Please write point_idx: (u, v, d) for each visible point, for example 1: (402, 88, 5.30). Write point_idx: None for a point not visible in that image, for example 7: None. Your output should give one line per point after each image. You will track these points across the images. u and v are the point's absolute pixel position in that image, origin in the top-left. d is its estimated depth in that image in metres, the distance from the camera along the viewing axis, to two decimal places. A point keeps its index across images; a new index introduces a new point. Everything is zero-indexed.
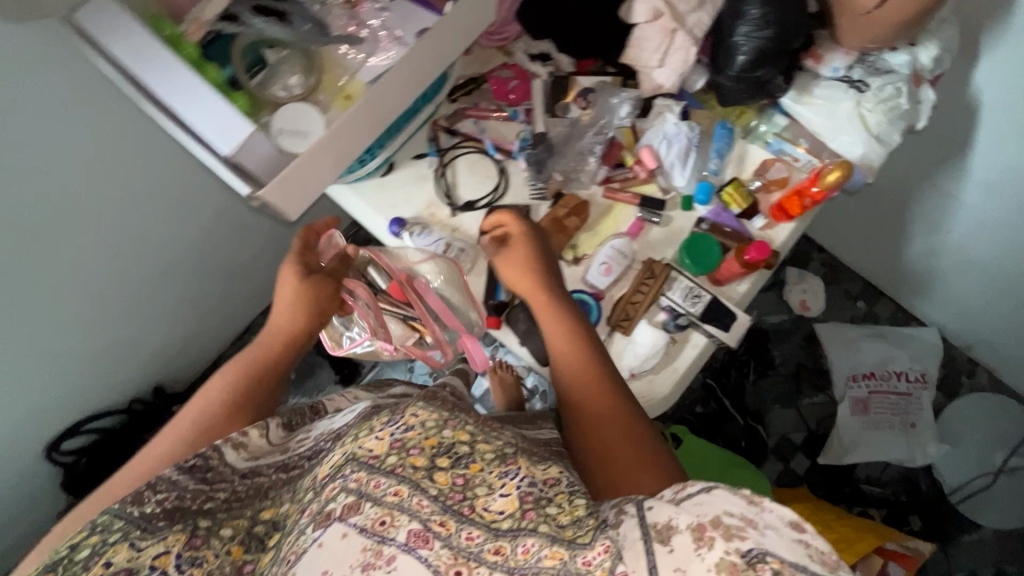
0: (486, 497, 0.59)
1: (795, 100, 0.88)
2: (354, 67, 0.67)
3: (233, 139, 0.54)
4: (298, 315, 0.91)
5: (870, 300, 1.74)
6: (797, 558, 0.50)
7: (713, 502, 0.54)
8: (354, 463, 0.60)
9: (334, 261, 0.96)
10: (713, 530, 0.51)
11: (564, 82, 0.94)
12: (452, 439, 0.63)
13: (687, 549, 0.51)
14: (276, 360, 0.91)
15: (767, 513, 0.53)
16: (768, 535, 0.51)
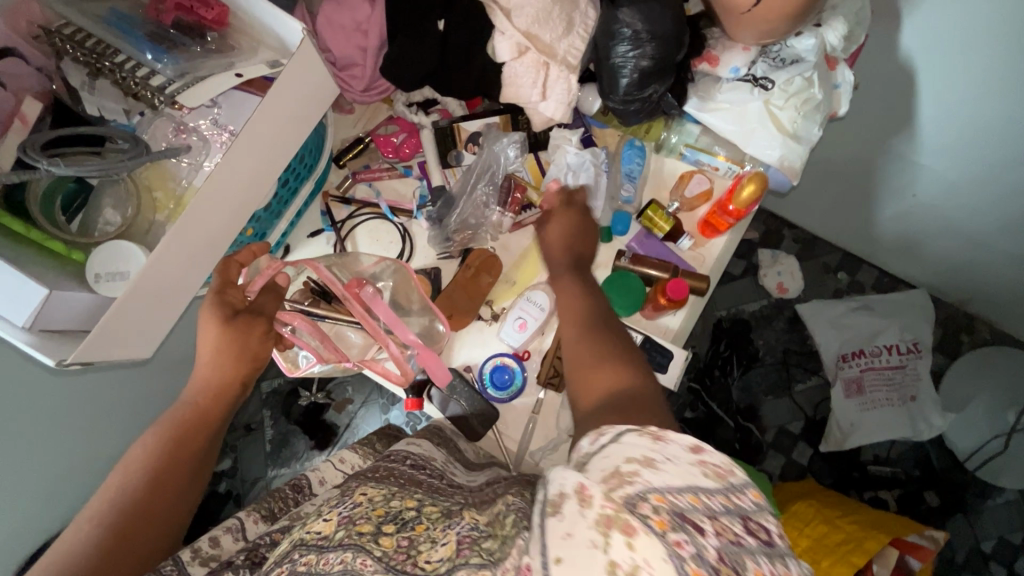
0: (428, 551, 0.49)
1: (700, 108, 0.80)
2: (189, 178, 0.62)
3: (29, 305, 0.48)
4: (230, 363, 0.71)
5: (851, 270, 1.65)
6: (683, 482, 0.39)
7: (617, 450, 0.42)
8: (300, 547, 0.52)
9: (265, 292, 0.76)
10: (593, 485, 0.38)
11: (450, 131, 0.87)
12: (399, 507, 0.56)
13: (573, 512, 0.37)
14: (200, 431, 0.70)
15: (668, 446, 0.41)
16: (662, 471, 0.39)
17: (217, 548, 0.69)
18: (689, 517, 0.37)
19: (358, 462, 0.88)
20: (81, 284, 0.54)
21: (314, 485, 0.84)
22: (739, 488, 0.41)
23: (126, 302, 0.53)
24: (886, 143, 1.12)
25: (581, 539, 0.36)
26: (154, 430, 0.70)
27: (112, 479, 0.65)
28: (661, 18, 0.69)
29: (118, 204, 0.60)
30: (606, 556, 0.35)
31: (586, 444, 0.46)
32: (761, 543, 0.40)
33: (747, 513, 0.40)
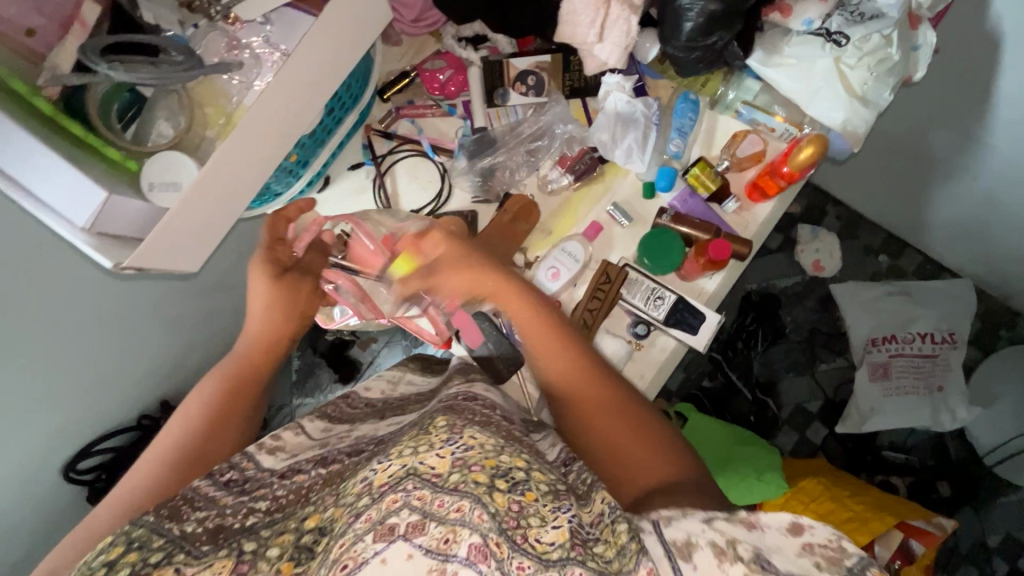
0: (538, 528, 0.52)
1: (763, 62, 0.75)
2: (239, 96, 0.62)
3: (89, 210, 0.50)
4: (279, 318, 0.80)
5: (894, 254, 1.59)
6: (801, 567, 0.47)
7: (717, 529, 0.50)
8: (412, 479, 0.55)
9: (314, 250, 0.81)
10: (738, 564, 0.46)
11: (498, 68, 0.84)
12: (510, 463, 0.57)
13: (711, 564, 0.47)
14: (246, 382, 0.79)
15: (768, 533, 0.51)
16: (777, 556, 0.48)
17: (280, 440, 0.71)
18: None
19: (398, 377, 0.88)
20: (135, 192, 0.55)
21: (361, 392, 0.83)
22: (860, 571, 0.46)
23: (178, 213, 0.54)
24: (958, 119, 1.05)
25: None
26: (205, 383, 0.78)
27: (174, 427, 0.74)
28: None
29: (171, 117, 0.61)
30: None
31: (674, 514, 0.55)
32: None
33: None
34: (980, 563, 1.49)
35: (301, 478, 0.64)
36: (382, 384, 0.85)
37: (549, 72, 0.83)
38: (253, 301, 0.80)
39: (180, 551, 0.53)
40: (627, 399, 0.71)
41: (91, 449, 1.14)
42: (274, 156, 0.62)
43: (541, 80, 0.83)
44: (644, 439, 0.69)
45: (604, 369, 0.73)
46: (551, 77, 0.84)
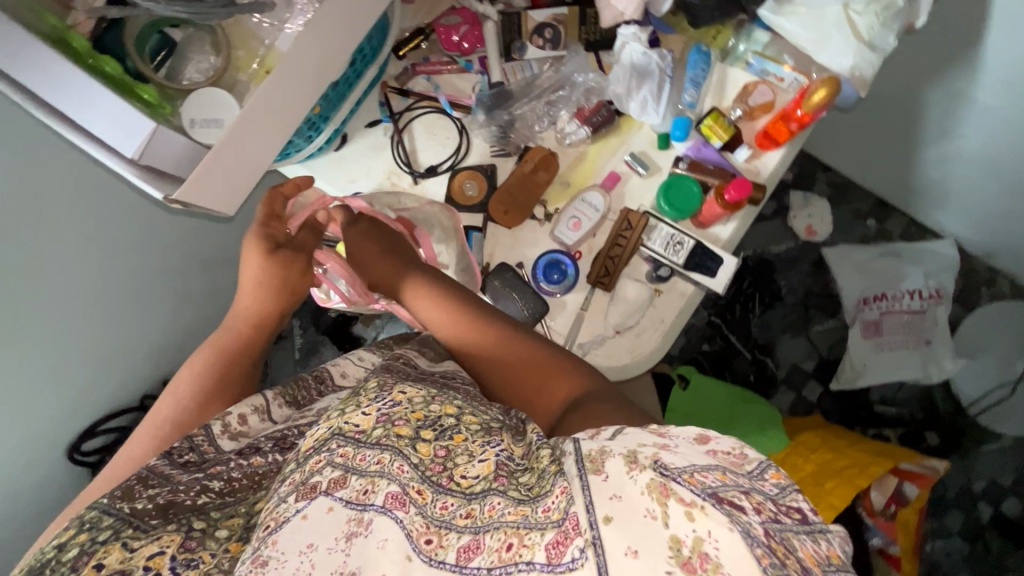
0: (465, 465, 0.53)
1: (772, 12, 0.79)
2: (273, 39, 0.62)
3: (136, 140, 0.50)
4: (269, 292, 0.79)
5: (882, 217, 1.65)
6: (707, 463, 0.47)
7: (630, 438, 0.50)
8: (338, 437, 0.54)
9: (307, 228, 0.83)
10: (646, 471, 0.45)
11: (518, 20, 0.85)
12: (438, 412, 0.58)
13: (620, 473, 0.46)
14: (237, 358, 0.77)
15: (676, 439, 0.50)
16: (679, 452, 0.47)
17: (246, 424, 0.65)
18: (724, 496, 0.44)
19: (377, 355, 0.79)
20: (178, 128, 0.55)
21: (336, 377, 0.75)
22: (759, 474, 0.48)
23: (223, 148, 0.54)
24: (946, 76, 1.10)
25: (637, 506, 0.44)
26: (192, 363, 0.76)
27: (167, 398, 0.73)
28: None
29: (203, 58, 0.61)
30: (665, 525, 0.43)
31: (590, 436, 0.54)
32: (799, 523, 0.45)
33: (774, 497, 0.46)
34: (966, 509, 1.56)
35: (259, 458, 0.59)
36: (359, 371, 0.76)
37: (566, 24, 0.85)
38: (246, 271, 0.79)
39: (132, 525, 0.52)
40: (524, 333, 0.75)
41: (96, 429, 1.14)
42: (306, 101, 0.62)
43: (558, 32, 0.85)
44: (553, 363, 0.72)
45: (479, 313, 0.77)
46: (568, 29, 0.86)
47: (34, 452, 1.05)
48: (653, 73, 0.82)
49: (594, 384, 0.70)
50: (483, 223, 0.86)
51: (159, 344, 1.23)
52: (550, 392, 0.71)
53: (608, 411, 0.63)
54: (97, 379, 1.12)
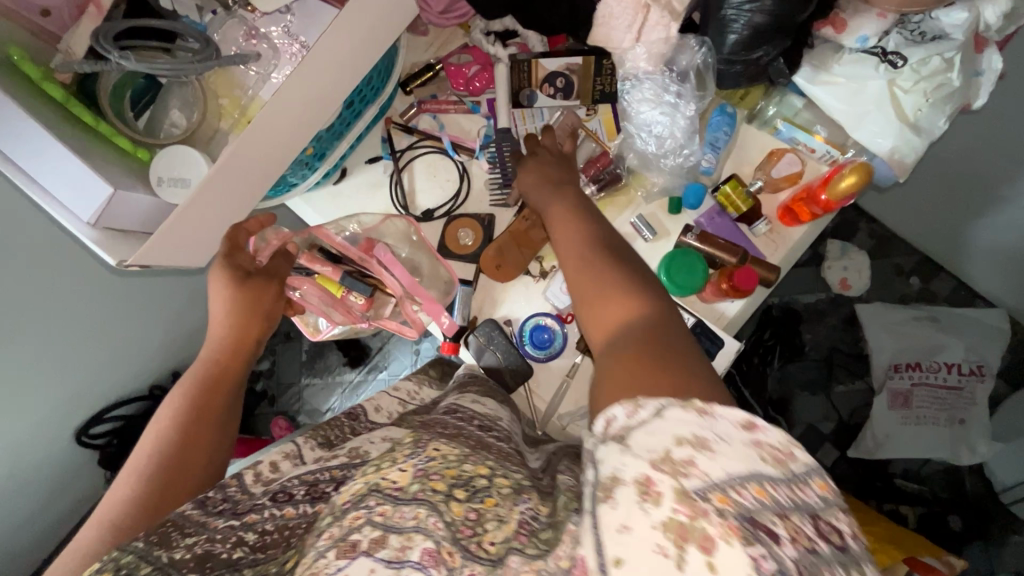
0: (493, 531, 0.47)
1: (809, 80, 0.71)
2: (256, 89, 0.60)
3: (93, 204, 0.48)
4: (244, 318, 0.70)
5: (926, 276, 1.52)
6: (744, 471, 0.35)
7: (663, 428, 0.38)
8: (376, 494, 0.49)
9: (278, 256, 0.76)
10: (663, 478, 0.35)
11: (527, 67, 0.80)
12: (471, 470, 0.51)
13: (631, 503, 0.36)
14: (223, 389, 0.66)
15: (716, 424, 0.38)
16: (719, 456, 0.36)
17: (278, 472, 0.63)
18: (759, 521, 0.34)
19: (414, 392, 0.84)
20: (144, 184, 0.54)
21: (370, 413, 0.77)
22: (803, 479, 0.38)
23: (189, 210, 0.52)
24: (1014, 147, 0.98)
25: (646, 539, 0.35)
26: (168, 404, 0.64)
27: (144, 442, 0.60)
28: None
29: (184, 107, 0.59)
30: (678, 569, 0.34)
31: (625, 417, 0.41)
32: (836, 549, 0.36)
33: (816, 510, 0.37)
34: None
35: (291, 507, 0.54)
36: (392, 406, 0.80)
37: (580, 74, 0.79)
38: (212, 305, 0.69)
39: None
40: (612, 271, 0.58)
41: (103, 417, 1.20)
42: (282, 154, 0.59)
43: (570, 82, 0.80)
44: (618, 288, 0.56)
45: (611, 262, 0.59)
46: (581, 80, 0.80)
47: (39, 437, 1.10)
48: (667, 149, 0.76)
49: (652, 313, 0.53)
50: (474, 275, 0.83)
51: (167, 342, 1.25)
52: (603, 304, 0.55)
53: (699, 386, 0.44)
54: (102, 377, 1.14)
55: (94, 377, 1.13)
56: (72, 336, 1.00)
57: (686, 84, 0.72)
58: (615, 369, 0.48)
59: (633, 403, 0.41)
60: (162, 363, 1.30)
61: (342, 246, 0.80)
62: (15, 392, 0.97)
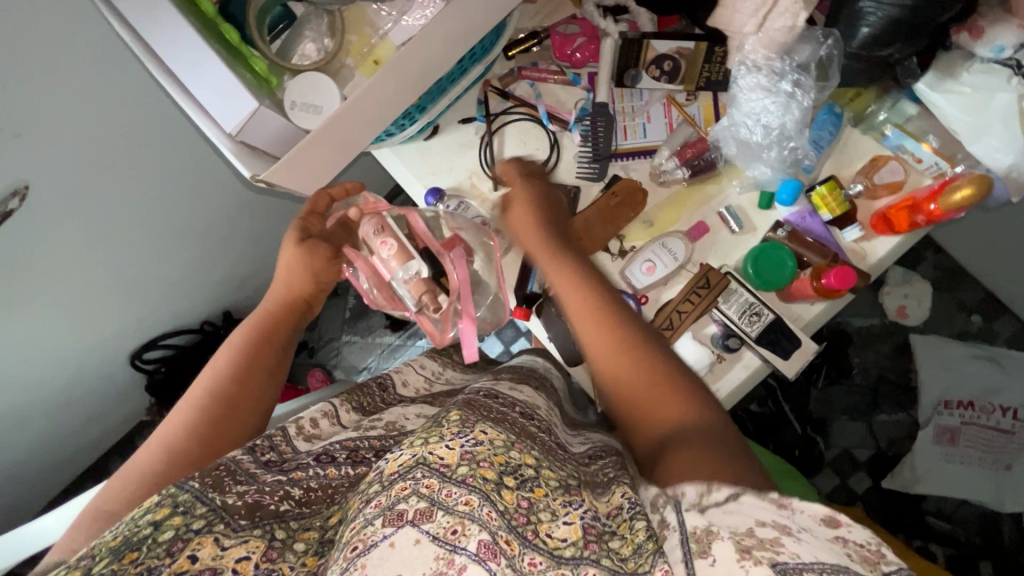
0: (549, 523, 0.47)
1: (931, 86, 0.69)
2: (386, 28, 0.61)
3: (238, 116, 0.50)
4: (303, 275, 0.76)
5: (989, 315, 1.47)
6: (834, 563, 0.39)
7: (744, 512, 0.44)
8: (422, 467, 0.48)
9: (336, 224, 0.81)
10: (763, 552, 0.40)
11: (638, 46, 0.79)
12: (519, 459, 0.51)
13: (729, 559, 0.40)
14: (275, 341, 0.70)
15: (797, 517, 0.44)
16: (806, 544, 0.40)
17: (318, 427, 0.65)
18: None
19: (437, 372, 0.83)
20: (278, 106, 0.55)
21: (397, 385, 0.77)
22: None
23: (318, 136, 0.54)
24: None
25: None
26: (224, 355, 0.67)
27: (203, 379, 0.65)
28: None
29: (317, 38, 0.61)
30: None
31: (696, 495, 0.47)
32: None
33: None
34: None
35: (334, 468, 0.56)
36: (418, 381, 0.80)
37: (689, 60, 0.78)
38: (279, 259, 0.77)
39: (224, 522, 0.46)
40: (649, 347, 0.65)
41: (159, 341, 1.24)
42: (405, 96, 0.60)
43: (677, 68, 0.79)
44: (665, 380, 0.62)
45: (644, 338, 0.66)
46: (689, 67, 0.79)
47: (102, 351, 1.14)
48: (772, 141, 0.74)
49: (700, 416, 0.59)
50: None
51: (226, 281, 1.28)
52: (650, 398, 0.62)
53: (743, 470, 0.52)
54: (165, 304, 1.17)
55: (159, 305, 1.16)
56: (150, 260, 1.03)
57: (805, 74, 0.71)
58: (676, 459, 0.54)
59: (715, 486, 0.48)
60: (218, 301, 1.33)
61: (423, 236, 0.81)
62: (89, 303, 1.00)
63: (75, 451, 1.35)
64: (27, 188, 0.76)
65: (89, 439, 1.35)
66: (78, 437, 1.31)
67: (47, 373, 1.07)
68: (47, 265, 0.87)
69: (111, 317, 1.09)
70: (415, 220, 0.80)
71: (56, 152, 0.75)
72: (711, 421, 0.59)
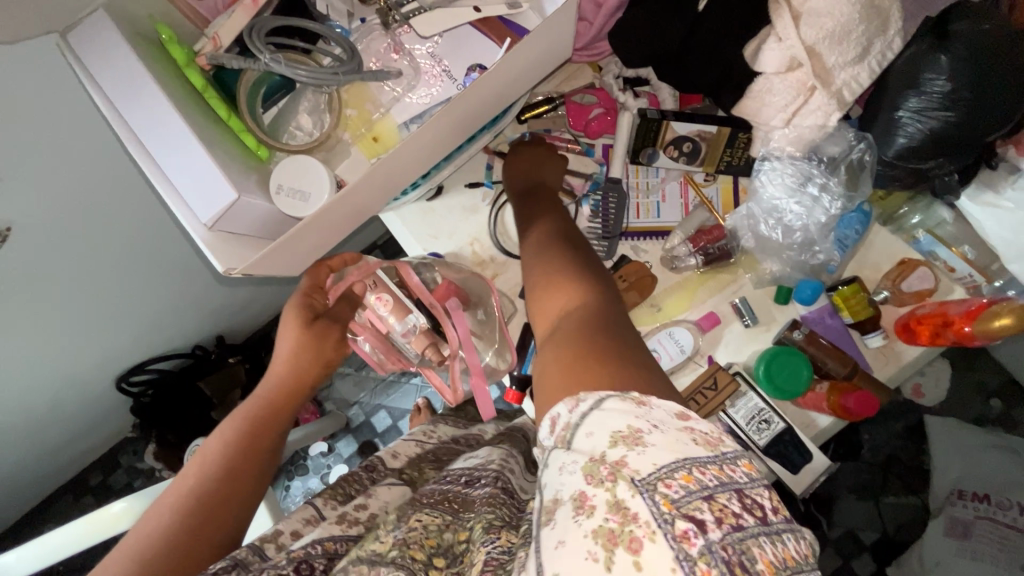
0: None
1: (972, 199, 0.64)
2: (388, 104, 0.58)
3: (214, 207, 0.47)
4: (308, 364, 0.67)
5: (1009, 401, 1.40)
6: (674, 460, 0.35)
7: (601, 424, 0.38)
8: (359, 560, 0.45)
9: (343, 300, 0.74)
10: (599, 491, 0.35)
11: (656, 126, 0.73)
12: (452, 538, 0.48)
13: (578, 533, 0.34)
14: (275, 424, 0.63)
15: (653, 412, 0.38)
16: (650, 448, 0.36)
17: (299, 532, 0.55)
18: (686, 510, 0.34)
19: (430, 432, 0.75)
20: (262, 189, 0.51)
21: (387, 459, 0.67)
22: (731, 458, 0.37)
23: (305, 229, 0.50)
24: None
25: (578, 548, 0.34)
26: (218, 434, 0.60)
27: (184, 475, 0.56)
28: (989, 96, 0.55)
29: (314, 111, 0.57)
30: (607, 573, 0.33)
31: (567, 411, 0.40)
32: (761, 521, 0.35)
33: (741, 487, 0.36)
34: None
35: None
36: (410, 449, 0.70)
37: (710, 143, 0.72)
38: (278, 348, 0.68)
39: None
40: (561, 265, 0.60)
41: (145, 367, 1.18)
42: (404, 173, 0.57)
43: (697, 149, 0.73)
44: (581, 299, 0.54)
45: (564, 254, 0.61)
46: (711, 148, 0.73)
47: (83, 380, 1.09)
48: (794, 238, 0.70)
49: (593, 301, 0.54)
50: None
51: (221, 313, 1.23)
52: (551, 288, 0.57)
53: (639, 377, 0.44)
54: (152, 336, 1.12)
55: (147, 338, 1.11)
56: (141, 298, 0.98)
57: (834, 176, 0.66)
58: (550, 365, 0.47)
59: (575, 398, 0.41)
60: (209, 330, 1.28)
61: (418, 288, 0.76)
62: (72, 340, 0.95)
63: (49, 470, 1.30)
64: (7, 232, 0.68)
65: (64, 458, 1.30)
66: (52, 457, 1.26)
67: (24, 403, 1.02)
68: (26, 310, 0.81)
69: (94, 352, 1.03)
70: (408, 273, 0.75)
71: (44, 203, 0.68)
72: (597, 305, 0.53)
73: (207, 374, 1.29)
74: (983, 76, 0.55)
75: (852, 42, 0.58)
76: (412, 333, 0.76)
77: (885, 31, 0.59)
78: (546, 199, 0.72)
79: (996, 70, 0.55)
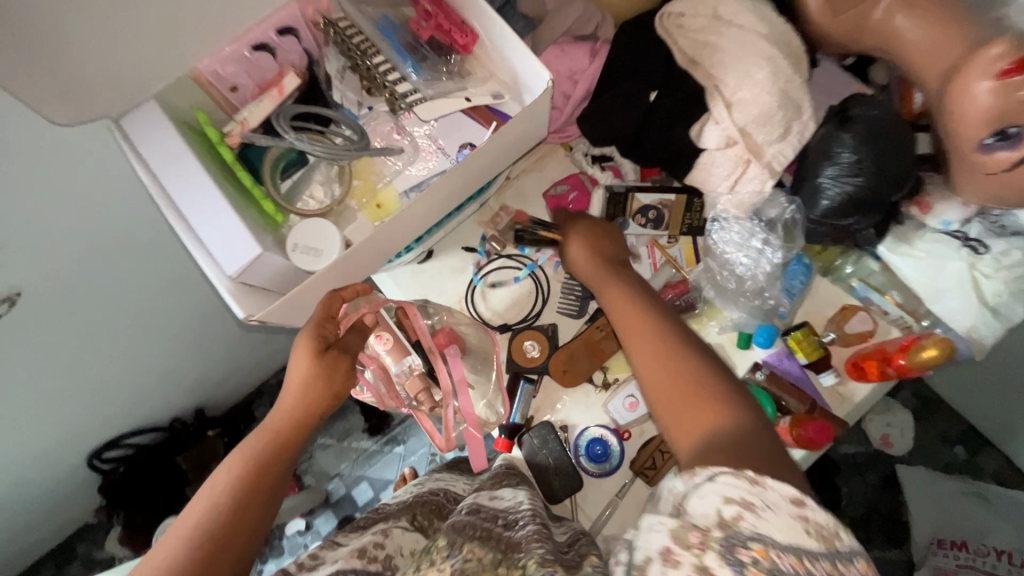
0: None
1: (891, 249, 0.76)
2: (390, 175, 0.67)
3: (237, 262, 0.53)
4: (317, 397, 0.64)
5: (972, 447, 1.41)
6: (786, 540, 0.41)
7: (713, 490, 0.45)
8: None
9: (352, 331, 0.72)
10: (685, 553, 0.42)
11: (623, 199, 0.83)
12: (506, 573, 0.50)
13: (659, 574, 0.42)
14: (279, 459, 0.62)
15: (767, 492, 0.44)
16: (766, 520, 0.42)
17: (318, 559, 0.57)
18: None
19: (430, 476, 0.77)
20: (280, 248, 0.58)
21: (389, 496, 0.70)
22: (847, 556, 0.42)
23: (308, 286, 0.56)
24: None
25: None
26: (226, 466, 0.60)
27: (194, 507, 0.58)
28: (889, 165, 0.68)
29: (326, 182, 0.66)
30: None
31: (683, 484, 0.48)
32: None
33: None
34: None
35: None
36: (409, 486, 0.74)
37: (672, 209, 0.82)
38: (288, 375, 0.65)
39: None
40: (681, 354, 0.63)
41: (120, 442, 1.16)
42: (405, 233, 0.66)
43: (661, 216, 0.82)
44: (710, 397, 0.58)
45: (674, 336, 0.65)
46: (672, 215, 0.83)
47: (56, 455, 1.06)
48: (746, 288, 0.79)
49: (734, 415, 0.56)
50: (539, 374, 0.83)
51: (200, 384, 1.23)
52: (685, 399, 0.59)
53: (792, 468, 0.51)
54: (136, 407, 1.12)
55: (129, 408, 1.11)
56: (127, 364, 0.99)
57: (773, 234, 0.77)
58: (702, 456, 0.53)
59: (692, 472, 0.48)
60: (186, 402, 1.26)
61: (421, 330, 0.77)
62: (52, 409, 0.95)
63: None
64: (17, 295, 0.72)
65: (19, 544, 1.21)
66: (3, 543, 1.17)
67: None
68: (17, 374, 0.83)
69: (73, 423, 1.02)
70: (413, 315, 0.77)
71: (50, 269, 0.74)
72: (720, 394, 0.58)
73: (186, 446, 1.26)
74: (882, 154, 0.68)
75: (773, 125, 0.71)
76: (407, 375, 0.74)
77: (798, 117, 0.72)
78: (618, 271, 0.77)
79: (891, 146, 0.68)
